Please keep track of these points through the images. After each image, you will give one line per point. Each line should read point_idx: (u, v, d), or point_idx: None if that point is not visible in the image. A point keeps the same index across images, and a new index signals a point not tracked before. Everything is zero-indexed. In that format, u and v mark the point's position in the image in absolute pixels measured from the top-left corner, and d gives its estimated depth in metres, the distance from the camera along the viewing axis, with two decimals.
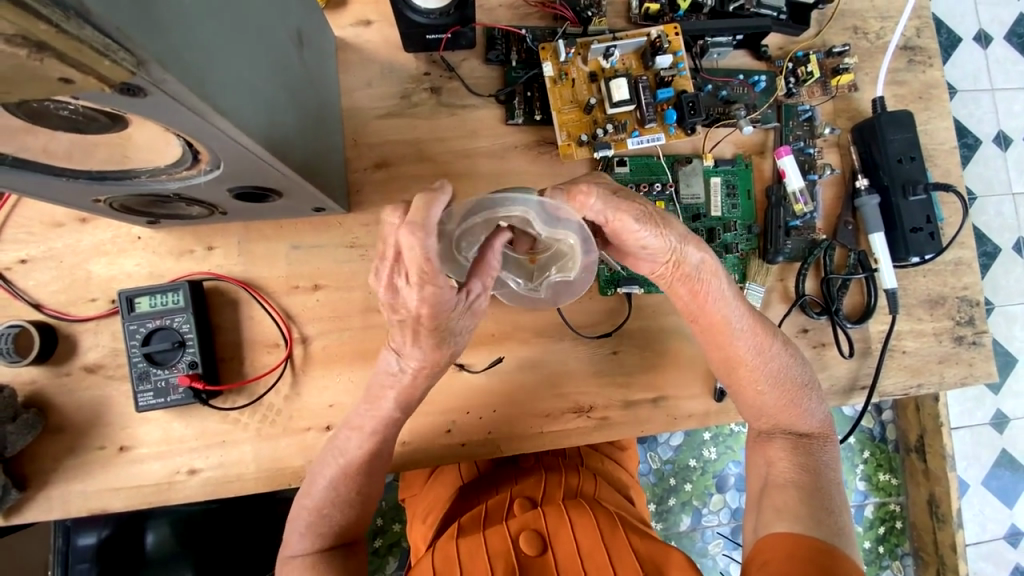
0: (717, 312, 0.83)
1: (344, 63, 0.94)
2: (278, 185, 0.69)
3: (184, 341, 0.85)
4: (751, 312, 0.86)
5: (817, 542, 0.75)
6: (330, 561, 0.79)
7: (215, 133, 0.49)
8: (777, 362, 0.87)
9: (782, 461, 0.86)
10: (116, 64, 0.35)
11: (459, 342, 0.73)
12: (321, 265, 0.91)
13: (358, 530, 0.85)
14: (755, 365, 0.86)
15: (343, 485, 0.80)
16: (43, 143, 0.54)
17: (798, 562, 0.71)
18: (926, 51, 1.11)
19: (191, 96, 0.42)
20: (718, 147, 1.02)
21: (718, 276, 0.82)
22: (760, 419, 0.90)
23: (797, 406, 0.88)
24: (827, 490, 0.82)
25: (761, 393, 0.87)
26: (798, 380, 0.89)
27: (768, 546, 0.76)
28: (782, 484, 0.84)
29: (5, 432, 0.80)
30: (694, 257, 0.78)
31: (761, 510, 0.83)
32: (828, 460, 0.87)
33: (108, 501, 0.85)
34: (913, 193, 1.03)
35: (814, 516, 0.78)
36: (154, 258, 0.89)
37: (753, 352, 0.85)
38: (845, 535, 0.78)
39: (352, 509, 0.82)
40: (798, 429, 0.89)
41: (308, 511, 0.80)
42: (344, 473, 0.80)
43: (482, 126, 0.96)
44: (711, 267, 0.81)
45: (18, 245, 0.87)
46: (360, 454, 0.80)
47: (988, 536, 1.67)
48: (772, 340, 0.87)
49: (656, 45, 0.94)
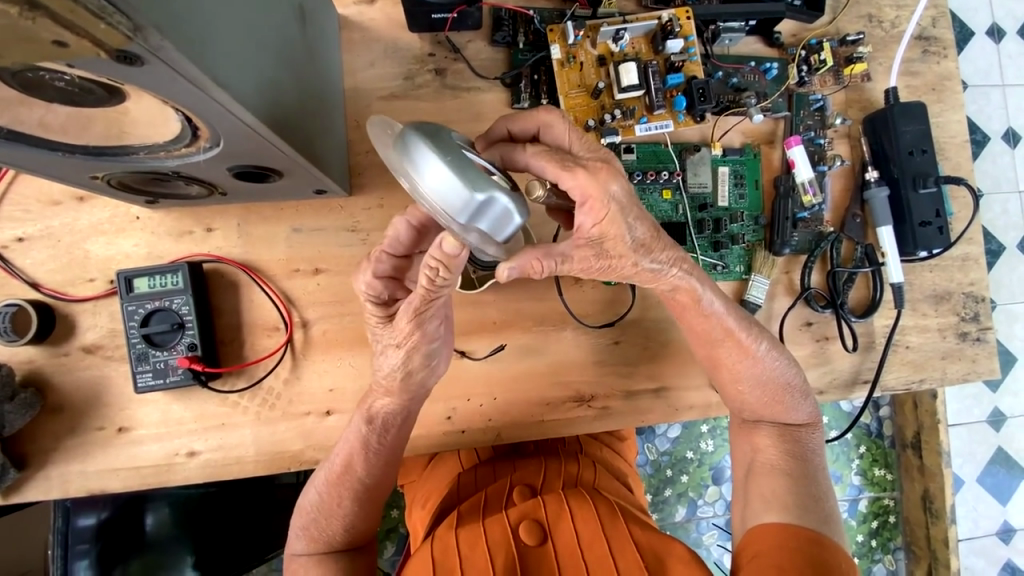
0: (699, 318, 0.81)
1: (348, 42, 0.92)
2: (280, 165, 0.68)
3: (183, 323, 0.84)
4: (742, 325, 0.83)
5: (807, 532, 0.75)
6: (336, 557, 0.80)
7: (215, 107, 0.48)
8: (763, 365, 0.84)
9: (769, 448, 0.86)
10: (112, 28, 0.34)
11: (435, 369, 0.76)
12: (321, 248, 0.90)
13: (370, 535, 0.86)
14: (739, 368, 0.84)
15: (328, 492, 0.81)
16: (39, 116, 0.53)
17: (787, 554, 0.72)
18: (941, 41, 1.09)
19: (190, 66, 0.41)
20: (727, 136, 1.01)
21: (705, 284, 0.78)
22: (743, 411, 0.89)
23: (781, 403, 0.86)
24: (813, 477, 0.83)
25: (742, 389, 0.86)
26: (785, 381, 0.86)
27: (758, 536, 0.76)
28: (770, 470, 0.83)
29: (3, 411, 0.79)
30: (673, 276, 0.73)
31: (749, 500, 0.82)
32: (814, 448, 0.87)
33: (107, 481, 0.84)
34: (923, 186, 1.02)
35: (802, 504, 0.78)
36: (153, 238, 0.88)
37: (736, 357, 0.84)
38: (833, 521, 0.78)
39: (342, 517, 0.81)
40: (789, 419, 0.87)
41: (302, 511, 0.82)
42: (331, 479, 0.81)
43: (487, 109, 0.95)
44: (694, 279, 0.76)
45: (15, 223, 0.86)
46: (339, 462, 0.81)
47: (981, 532, 1.67)
48: (761, 343, 0.84)
49: (667, 28, 0.93)
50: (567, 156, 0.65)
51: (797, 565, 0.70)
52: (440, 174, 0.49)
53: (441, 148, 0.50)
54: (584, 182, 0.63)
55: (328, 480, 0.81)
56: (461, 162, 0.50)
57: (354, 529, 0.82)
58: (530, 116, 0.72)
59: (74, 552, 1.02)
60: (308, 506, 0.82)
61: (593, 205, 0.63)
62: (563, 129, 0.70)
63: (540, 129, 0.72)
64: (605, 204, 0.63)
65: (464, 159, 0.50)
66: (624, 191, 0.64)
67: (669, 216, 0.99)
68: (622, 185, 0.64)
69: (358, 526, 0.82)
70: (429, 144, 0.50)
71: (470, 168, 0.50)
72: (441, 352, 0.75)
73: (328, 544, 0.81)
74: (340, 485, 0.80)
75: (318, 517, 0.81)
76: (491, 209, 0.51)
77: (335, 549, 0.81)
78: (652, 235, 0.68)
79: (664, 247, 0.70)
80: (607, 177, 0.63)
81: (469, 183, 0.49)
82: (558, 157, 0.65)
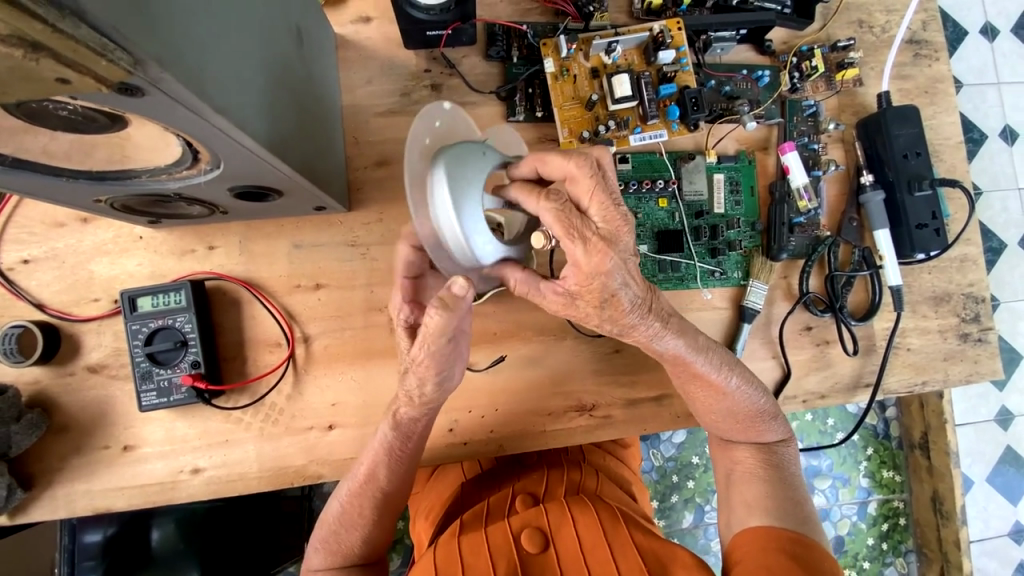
0: (667, 359, 0.79)
1: (344, 61, 0.93)
2: (281, 185, 0.69)
3: (186, 341, 0.85)
4: (712, 368, 0.81)
5: (792, 533, 0.76)
6: (349, 569, 0.81)
7: (215, 132, 0.49)
8: (733, 399, 0.84)
9: (747, 459, 0.86)
10: (113, 64, 0.35)
11: (447, 388, 0.75)
12: (322, 264, 0.91)
13: (383, 549, 0.86)
14: (710, 402, 0.85)
15: (349, 503, 0.81)
16: (42, 144, 0.54)
17: (773, 554, 0.72)
18: (931, 44, 1.10)
19: (190, 96, 0.42)
20: (721, 143, 1.02)
21: (677, 334, 0.74)
22: (718, 426, 0.88)
23: (756, 425, 0.86)
24: (791, 483, 0.84)
25: (714, 417, 0.87)
26: (757, 408, 0.86)
27: (742, 541, 0.77)
28: (748, 477, 0.84)
29: (10, 433, 0.80)
30: (648, 329, 0.70)
31: (732, 506, 0.83)
32: (791, 459, 0.87)
33: (113, 500, 0.85)
34: (919, 190, 1.02)
35: (782, 507, 0.79)
36: (155, 258, 0.89)
37: (709, 394, 0.84)
38: (812, 521, 0.79)
39: (361, 529, 0.81)
40: (763, 439, 0.87)
41: (323, 522, 0.83)
42: (353, 491, 0.81)
43: (484, 123, 0.96)
44: (670, 331, 0.73)
45: (20, 245, 0.87)
46: (361, 472, 0.81)
47: (992, 533, 1.66)
48: (732, 375, 0.83)
49: (659, 40, 0.94)
50: (577, 216, 0.60)
51: (782, 564, 0.71)
52: (443, 201, 0.64)
53: (459, 180, 0.64)
54: (580, 258, 0.60)
55: (350, 491, 0.81)
56: (468, 201, 0.65)
57: (371, 540, 0.82)
58: (563, 158, 0.63)
59: (81, 568, 1.03)
60: (330, 518, 0.82)
61: (579, 275, 0.62)
62: (588, 188, 0.62)
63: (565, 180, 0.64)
64: (593, 279, 0.61)
65: (471, 195, 0.65)
66: (619, 267, 0.61)
67: (665, 224, 1.00)
68: (619, 262, 0.61)
69: (375, 537, 0.82)
70: (451, 174, 0.64)
71: (471, 209, 0.65)
72: (455, 375, 0.74)
73: (346, 556, 0.81)
74: (362, 495, 0.80)
75: (338, 529, 0.81)
76: (475, 239, 0.65)
77: (350, 563, 0.82)
78: (639, 301, 0.66)
79: (637, 315, 0.67)
80: (601, 260, 0.60)
81: (466, 221, 0.64)
82: (568, 218, 0.60)
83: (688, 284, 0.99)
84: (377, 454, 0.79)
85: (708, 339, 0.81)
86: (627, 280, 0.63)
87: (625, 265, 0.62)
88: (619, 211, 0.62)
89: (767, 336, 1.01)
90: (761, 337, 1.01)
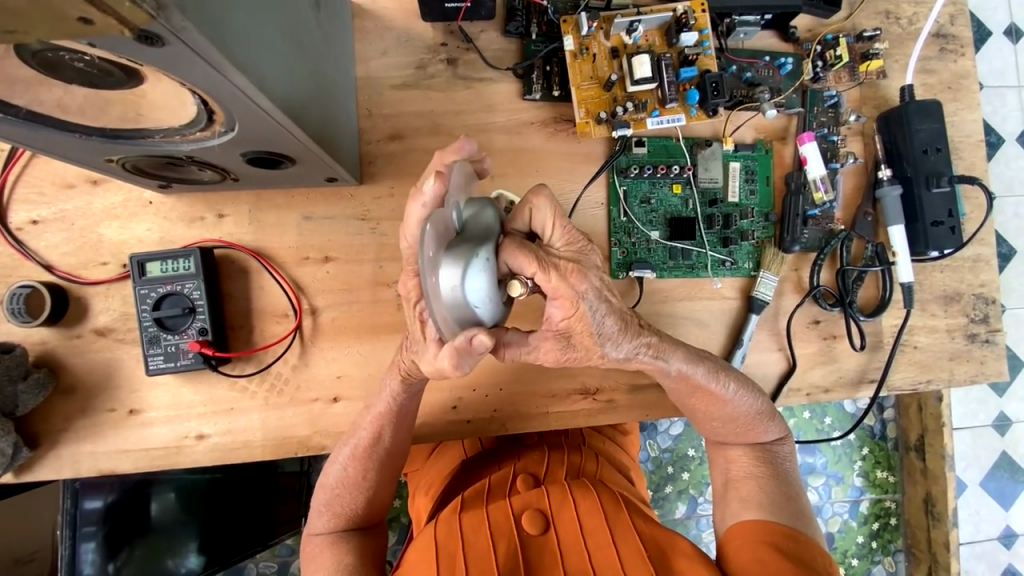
0: (668, 378, 0.79)
1: (361, 31, 0.92)
2: (293, 152, 0.68)
3: (194, 308, 0.84)
4: (709, 378, 0.81)
5: (784, 527, 0.76)
6: (349, 541, 0.81)
7: (232, 90, 0.48)
8: (733, 405, 0.84)
9: (742, 460, 0.86)
10: (136, 6, 0.34)
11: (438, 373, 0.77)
12: (331, 237, 0.90)
13: (381, 513, 0.87)
14: (710, 409, 0.84)
15: (352, 466, 0.81)
16: (57, 97, 0.53)
17: (762, 548, 0.73)
18: (958, 39, 1.08)
19: (209, 47, 0.41)
20: (739, 131, 1.00)
21: (673, 350, 0.76)
22: (715, 435, 0.88)
23: (756, 426, 0.86)
24: (784, 478, 0.84)
25: (713, 424, 0.86)
26: (755, 411, 0.85)
27: (732, 536, 0.78)
28: (749, 476, 0.84)
29: (17, 391, 0.80)
30: (642, 351, 0.71)
31: (726, 502, 0.83)
32: (785, 455, 0.88)
33: (118, 462, 0.85)
34: (936, 186, 1.01)
35: (775, 502, 0.80)
36: (165, 223, 0.88)
37: (706, 403, 0.83)
38: (806, 515, 0.80)
39: (363, 492, 0.82)
40: (759, 439, 0.87)
41: (324, 488, 0.83)
42: (356, 455, 0.81)
43: (499, 100, 0.95)
44: (663, 347, 0.74)
45: (29, 205, 0.87)
46: (365, 437, 0.80)
47: (982, 537, 1.66)
48: (728, 385, 0.83)
49: (682, 21, 0.93)
50: (540, 250, 0.58)
51: (776, 559, 0.71)
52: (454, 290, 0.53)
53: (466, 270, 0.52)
54: (556, 285, 0.58)
55: (352, 455, 0.81)
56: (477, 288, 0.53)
57: (373, 501, 0.84)
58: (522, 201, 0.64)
59: (82, 534, 1.01)
60: (331, 482, 0.82)
61: (563, 308, 0.60)
62: (549, 221, 0.63)
63: (528, 220, 0.64)
64: (575, 304, 0.59)
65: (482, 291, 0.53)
66: (595, 289, 0.60)
67: (678, 211, 0.99)
68: (593, 281, 0.60)
69: (375, 500, 0.84)
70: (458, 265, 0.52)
71: (479, 289, 0.53)
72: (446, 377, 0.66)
73: (349, 519, 0.82)
74: (367, 459, 0.81)
75: (341, 492, 0.82)
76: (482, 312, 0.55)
77: (351, 527, 0.83)
78: (621, 327, 0.65)
79: (632, 336, 0.68)
80: (576, 280, 0.59)
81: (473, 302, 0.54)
82: (533, 251, 0.57)
83: (699, 273, 0.99)
84: (381, 416, 0.79)
85: (701, 348, 0.82)
86: (608, 299, 0.62)
87: (600, 284, 0.61)
88: (580, 233, 0.64)
89: (775, 328, 1.00)
90: (768, 328, 1.00)
